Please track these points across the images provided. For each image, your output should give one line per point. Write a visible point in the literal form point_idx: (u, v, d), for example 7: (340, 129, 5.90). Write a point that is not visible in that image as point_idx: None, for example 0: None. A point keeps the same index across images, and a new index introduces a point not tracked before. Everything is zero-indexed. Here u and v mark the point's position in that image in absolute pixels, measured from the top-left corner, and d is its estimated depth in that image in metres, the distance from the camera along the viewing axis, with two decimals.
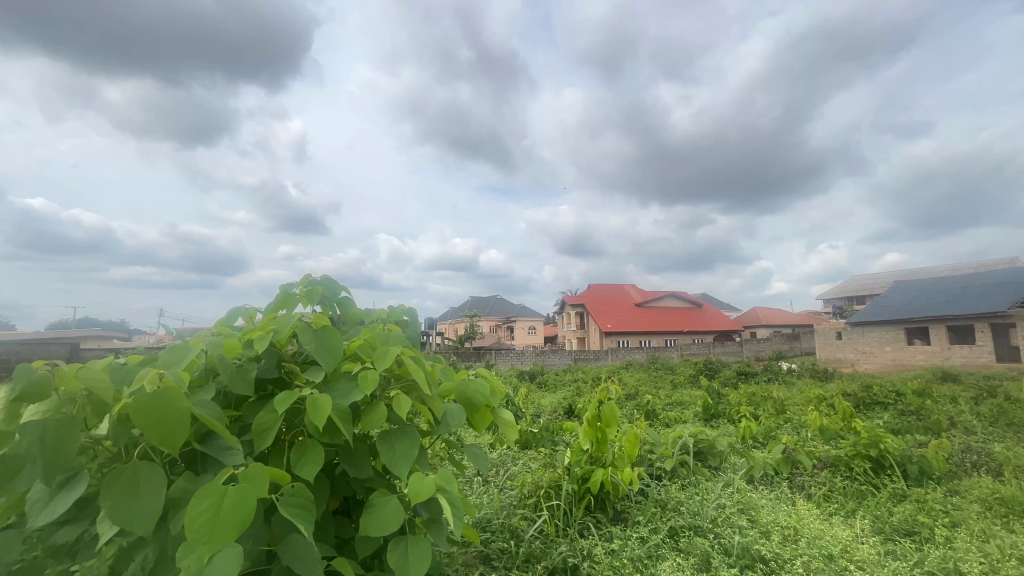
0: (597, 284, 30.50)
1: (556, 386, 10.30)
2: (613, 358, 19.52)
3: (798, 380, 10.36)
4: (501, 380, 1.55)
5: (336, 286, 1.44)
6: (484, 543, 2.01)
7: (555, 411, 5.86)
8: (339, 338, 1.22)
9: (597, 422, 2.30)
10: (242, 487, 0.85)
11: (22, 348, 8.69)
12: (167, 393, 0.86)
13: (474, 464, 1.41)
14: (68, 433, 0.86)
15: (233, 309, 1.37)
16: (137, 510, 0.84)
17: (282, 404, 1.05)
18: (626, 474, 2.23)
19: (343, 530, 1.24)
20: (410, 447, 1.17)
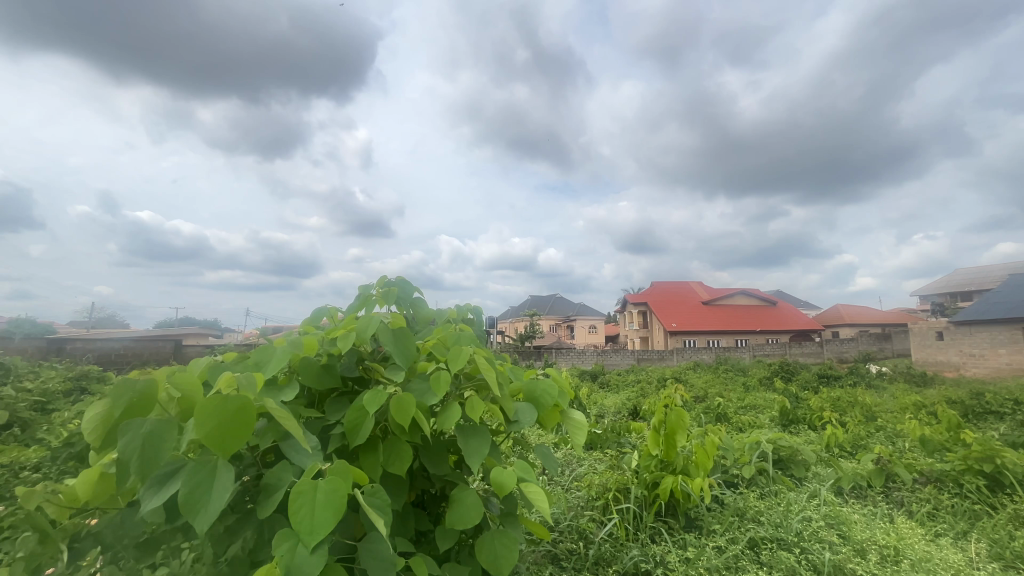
0: (661, 283, 29.47)
1: (619, 387, 10.13)
2: (679, 358, 18.73)
3: (891, 385, 9.43)
4: (569, 379, 1.55)
5: (410, 286, 1.50)
6: (552, 542, 2.02)
7: (620, 412, 5.77)
8: (414, 339, 1.27)
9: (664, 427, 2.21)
10: (331, 481, 0.90)
11: (137, 346, 9.89)
12: (237, 396, 0.89)
13: (545, 463, 1.41)
14: (163, 432, 0.95)
15: (318, 309, 1.47)
16: (204, 504, 0.86)
17: (370, 403, 1.10)
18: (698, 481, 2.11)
19: (422, 523, 1.29)
20: (483, 444, 1.21)
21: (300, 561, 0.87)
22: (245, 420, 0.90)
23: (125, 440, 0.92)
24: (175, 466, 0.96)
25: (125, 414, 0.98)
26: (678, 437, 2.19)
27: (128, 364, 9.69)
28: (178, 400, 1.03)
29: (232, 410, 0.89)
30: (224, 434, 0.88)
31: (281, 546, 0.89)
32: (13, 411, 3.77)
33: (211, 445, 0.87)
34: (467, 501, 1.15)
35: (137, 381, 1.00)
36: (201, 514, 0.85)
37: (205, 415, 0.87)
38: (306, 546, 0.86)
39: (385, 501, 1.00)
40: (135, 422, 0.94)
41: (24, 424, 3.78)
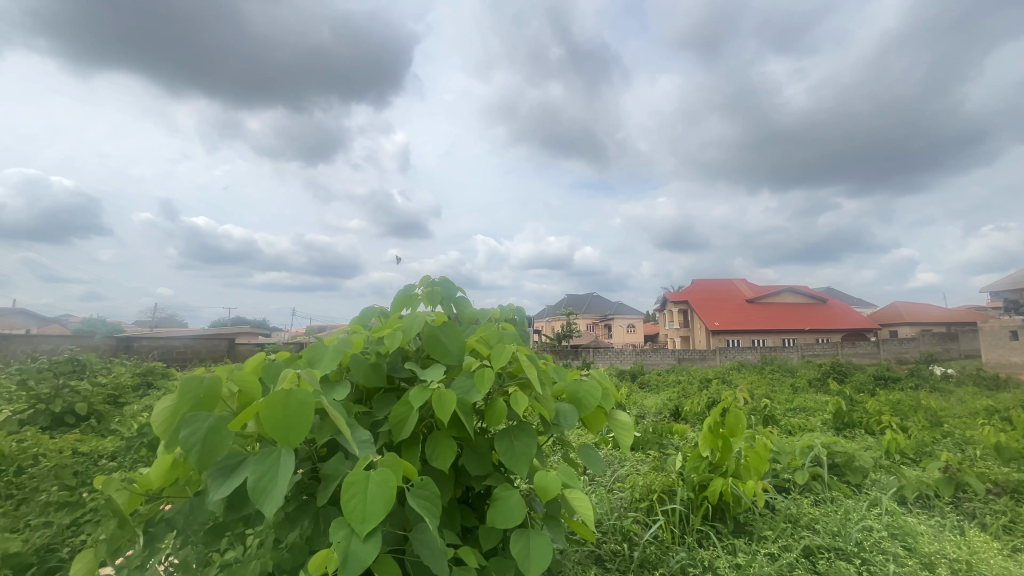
0: (702, 280, 28.63)
1: (660, 386, 9.91)
2: (721, 358, 18.10)
3: (958, 388, 8.79)
4: (614, 381, 1.53)
5: (452, 286, 1.52)
6: (596, 542, 2.00)
7: (662, 413, 5.65)
8: (458, 337, 1.29)
9: (719, 429, 2.13)
10: (382, 473, 0.93)
11: (195, 343, 10.48)
12: (300, 391, 0.94)
13: (590, 465, 1.40)
14: (224, 426, 1.00)
15: (365, 308, 1.52)
16: (269, 492, 0.89)
17: (416, 399, 1.12)
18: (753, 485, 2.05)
19: (468, 519, 1.31)
20: (527, 446, 1.21)
21: (354, 548, 0.89)
22: (308, 415, 0.94)
23: (188, 432, 0.96)
24: (236, 460, 1.01)
25: (191, 408, 1.04)
26: (734, 442, 2.12)
27: (188, 361, 10.29)
28: (238, 395, 1.08)
29: (293, 406, 0.93)
30: (289, 429, 0.93)
31: (335, 534, 0.92)
32: (89, 403, 4.10)
33: (277, 436, 0.92)
34: (509, 501, 1.16)
35: (201, 378, 1.06)
36: (268, 499, 0.88)
37: (270, 410, 0.92)
38: (358, 533, 0.89)
39: (433, 493, 1.02)
40: (200, 416, 0.99)
41: (99, 415, 4.10)
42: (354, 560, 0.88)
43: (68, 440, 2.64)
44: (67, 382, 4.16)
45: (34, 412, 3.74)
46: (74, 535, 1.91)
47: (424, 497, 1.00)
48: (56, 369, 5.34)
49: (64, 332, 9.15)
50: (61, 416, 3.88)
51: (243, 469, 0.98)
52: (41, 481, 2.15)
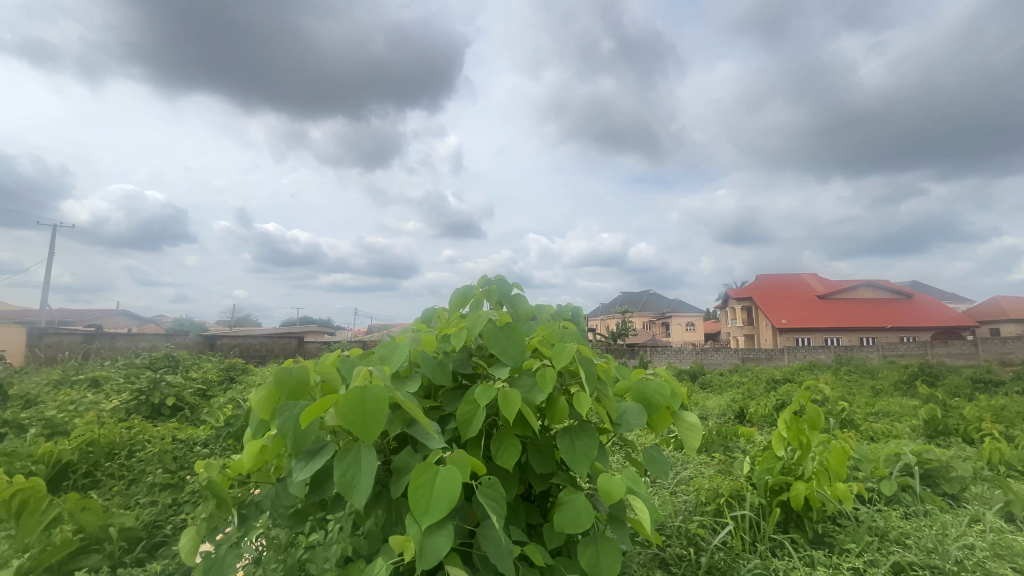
0: (768, 276, 27.03)
1: (723, 387, 9.48)
2: (790, 358, 17.02)
3: None
4: (680, 381, 1.48)
5: (509, 285, 1.54)
6: (662, 546, 1.96)
7: (725, 414, 5.40)
8: (520, 335, 1.29)
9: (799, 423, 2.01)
10: (449, 470, 0.96)
11: (269, 342, 11.25)
12: (373, 388, 0.99)
13: (656, 467, 1.36)
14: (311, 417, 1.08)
15: (428, 308, 1.58)
16: (357, 484, 0.96)
17: (481, 397, 1.15)
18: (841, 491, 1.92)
19: (533, 517, 1.32)
20: (590, 446, 1.20)
21: (424, 540, 0.93)
22: (383, 412, 0.99)
23: (280, 420, 1.07)
24: (321, 443, 1.09)
25: (283, 396, 1.14)
26: (813, 437, 1.99)
27: (263, 358, 11.08)
28: (323, 386, 1.17)
29: (368, 401, 0.98)
30: (365, 424, 0.98)
31: (408, 526, 0.96)
32: (181, 396, 4.50)
33: (355, 431, 0.97)
34: (574, 503, 1.16)
35: (291, 369, 1.16)
36: (356, 492, 0.95)
37: (348, 405, 0.97)
38: (423, 526, 0.91)
39: (501, 492, 1.03)
40: (289, 404, 1.09)
41: (190, 407, 4.51)
42: (428, 552, 0.92)
43: (168, 429, 2.93)
44: (163, 377, 4.61)
45: (137, 402, 4.17)
46: (175, 514, 2.12)
47: (489, 493, 1.01)
48: (154, 365, 5.94)
49: (159, 330, 10.15)
50: (159, 407, 4.29)
51: (325, 455, 1.06)
52: (147, 466, 2.41)
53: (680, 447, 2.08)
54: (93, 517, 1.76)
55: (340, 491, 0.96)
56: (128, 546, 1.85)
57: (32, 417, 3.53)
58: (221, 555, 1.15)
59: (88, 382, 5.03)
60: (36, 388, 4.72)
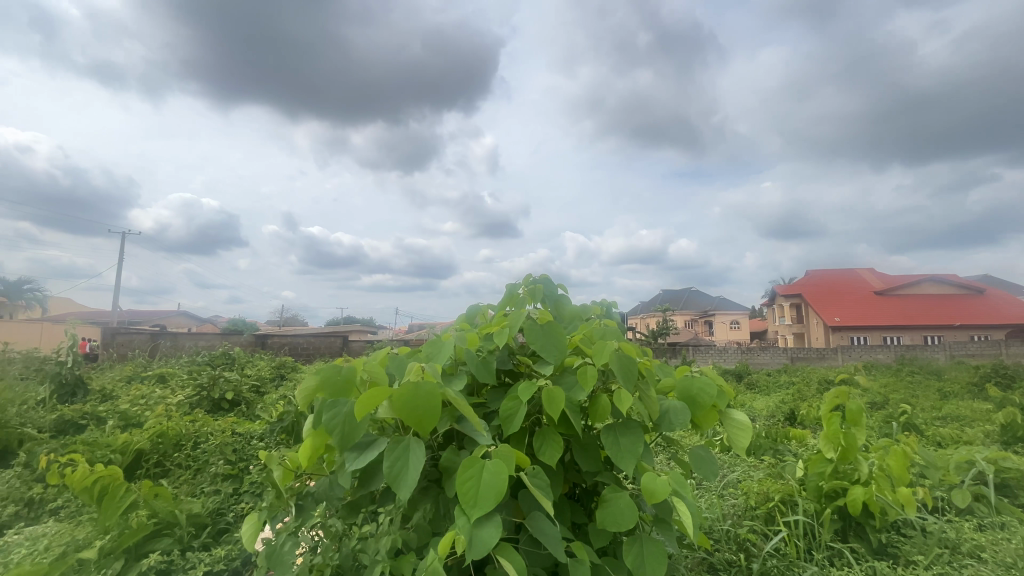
0: (819, 271, 25.69)
1: (771, 388, 9.12)
2: (843, 358, 16.13)
3: None
4: (727, 379, 1.44)
5: (553, 283, 1.54)
6: (710, 551, 1.92)
7: (774, 416, 5.19)
8: (564, 333, 1.30)
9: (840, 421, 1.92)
10: (495, 463, 0.97)
11: (317, 341, 11.70)
12: (426, 383, 1.02)
13: (703, 468, 1.33)
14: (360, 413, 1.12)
15: (471, 307, 1.60)
16: (403, 476, 0.99)
17: (526, 393, 1.15)
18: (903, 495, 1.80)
19: (578, 515, 1.32)
20: (635, 443, 1.18)
21: (473, 532, 0.95)
22: (436, 408, 1.02)
23: (330, 416, 1.10)
24: (370, 437, 1.12)
25: (333, 392, 1.18)
26: (857, 433, 1.91)
27: (311, 356, 11.57)
28: (370, 383, 1.21)
29: (420, 396, 1.02)
30: (417, 418, 1.01)
31: (457, 519, 0.98)
32: (238, 391, 4.76)
33: (408, 424, 1.01)
34: (619, 501, 1.15)
35: (341, 367, 1.21)
36: (403, 484, 0.98)
37: (402, 398, 1.01)
38: (472, 518, 0.94)
39: (547, 481, 1.05)
40: (338, 401, 1.13)
41: (247, 401, 4.77)
42: (477, 543, 0.94)
43: (228, 423, 3.12)
44: (222, 373, 4.90)
45: (200, 397, 4.45)
46: (236, 502, 2.25)
47: (533, 489, 1.02)
48: (214, 362, 6.33)
49: (217, 330, 10.80)
50: (219, 401, 4.56)
51: (376, 448, 1.09)
52: (210, 456, 2.57)
53: (726, 449, 2.02)
54: (164, 503, 1.89)
55: (387, 482, 0.99)
56: (195, 531, 1.98)
57: (109, 409, 3.85)
58: (280, 542, 1.21)
59: (156, 378, 5.42)
60: (111, 383, 5.12)
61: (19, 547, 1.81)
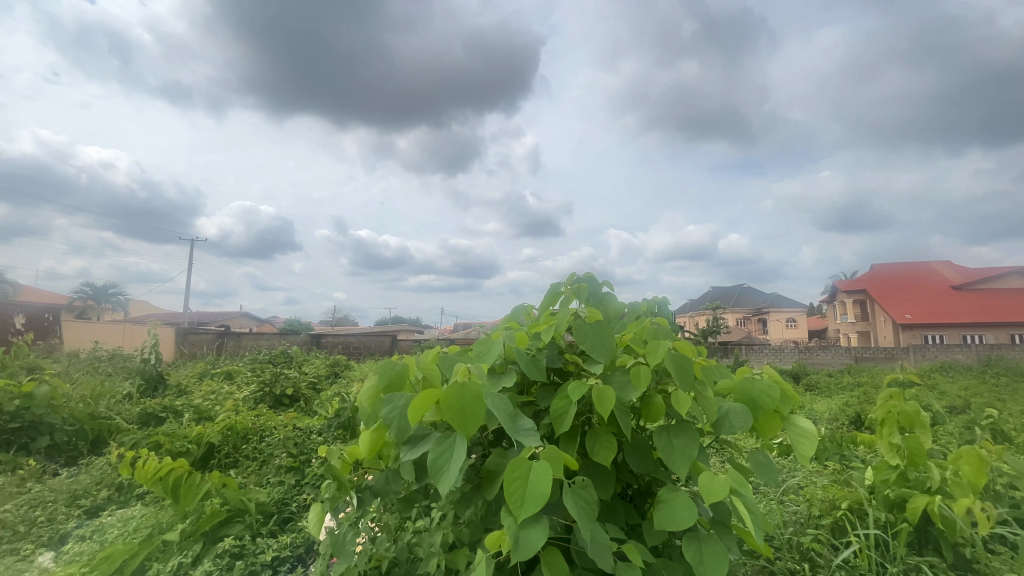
0: (887, 265, 23.94)
1: (832, 389, 8.61)
2: (916, 359, 14.92)
3: None
4: (790, 382, 1.37)
5: (598, 282, 1.52)
6: (771, 560, 1.85)
7: (838, 419, 4.90)
8: (613, 332, 1.28)
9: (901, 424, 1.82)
10: (541, 466, 0.97)
11: (367, 340, 12.14)
12: (471, 385, 1.04)
13: (765, 474, 1.27)
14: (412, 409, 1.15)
15: (517, 307, 1.61)
16: (446, 471, 1.00)
17: (575, 393, 1.14)
18: (961, 505, 1.57)
19: (631, 516, 1.30)
20: (690, 445, 1.15)
21: (520, 534, 0.95)
22: (480, 408, 1.03)
23: (387, 410, 1.14)
24: (422, 434, 1.15)
25: (387, 388, 1.23)
26: (922, 437, 1.79)
27: (362, 354, 12.02)
28: (422, 381, 1.25)
29: (466, 398, 1.03)
30: (463, 417, 1.03)
31: (505, 519, 0.99)
32: (298, 388, 5.02)
33: (454, 423, 1.02)
34: (675, 504, 1.12)
35: (395, 364, 1.26)
36: (446, 480, 0.99)
37: (448, 399, 1.03)
38: (518, 519, 0.94)
39: (593, 496, 1.02)
40: (394, 396, 1.17)
41: (306, 397, 5.02)
42: (523, 544, 0.94)
43: (290, 418, 3.30)
44: (283, 371, 5.17)
45: (263, 393, 4.73)
46: (298, 493, 2.37)
47: (579, 495, 1.02)
48: (274, 361, 6.70)
49: (276, 330, 11.42)
50: (279, 397, 4.83)
51: (427, 444, 1.12)
52: (273, 449, 2.72)
53: (785, 453, 1.94)
54: (234, 492, 2.03)
55: (432, 476, 1.01)
56: (263, 518, 2.11)
57: (184, 404, 4.16)
58: (342, 532, 1.25)
59: (224, 375, 5.81)
60: (185, 379, 5.53)
61: (112, 527, 1.99)
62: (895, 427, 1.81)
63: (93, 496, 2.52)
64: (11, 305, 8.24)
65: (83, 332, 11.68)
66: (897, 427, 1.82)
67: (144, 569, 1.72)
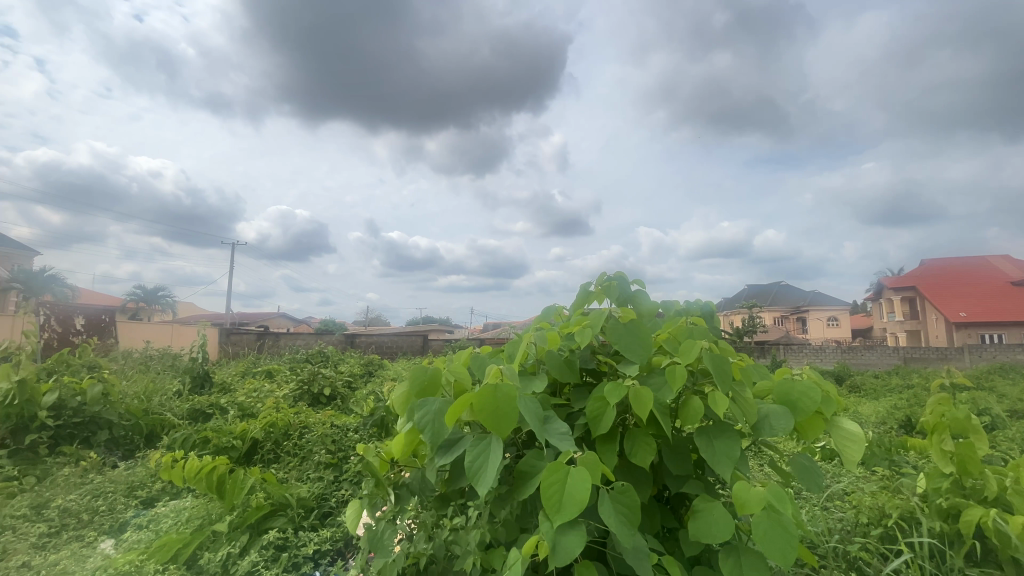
0: (938, 260, 22.62)
1: (879, 391, 8.21)
2: (971, 360, 14.07)
3: None
4: (833, 384, 1.32)
5: (628, 280, 1.50)
6: (815, 568, 1.79)
7: (886, 423, 4.66)
8: (647, 332, 1.26)
9: (952, 431, 1.73)
10: (580, 471, 0.97)
11: (399, 339, 12.36)
12: (504, 387, 1.05)
13: (808, 479, 1.22)
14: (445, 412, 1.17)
15: (547, 308, 1.61)
16: (483, 474, 1.01)
17: (610, 395, 1.14)
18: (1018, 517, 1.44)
19: (668, 521, 1.28)
20: (730, 449, 1.12)
21: (558, 538, 0.96)
22: (515, 410, 1.04)
23: (421, 414, 1.16)
24: (456, 437, 1.17)
25: (420, 392, 1.25)
26: (978, 444, 1.69)
27: (394, 354, 12.25)
28: (454, 384, 1.26)
29: (499, 401, 1.04)
30: (497, 419, 1.04)
31: (542, 523, 0.99)
32: (334, 386, 5.17)
33: (489, 425, 1.04)
34: (713, 513, 1.09)
35: (427, 368, 1.28)
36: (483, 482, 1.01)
37: (482, 401, 1.04)
38: (555, 524, 0.94)
39: (633, 500, 1.02)
40: (427, 400, 1.19)
41: (342, 395, 5.16)
42: (561, 550, 0.94)
43: (327, 416, 3.40)
44: (320, 370, 5.33)
45: (302, 391, 4.89)
46: (336, 489, 2.44)
47: (618, 501, 1.01)
48: (311, 360, 6.91)
49: (312, 330, 11.76)
50: (317, 395, 4.98)
51: (463, 447, 1.14)
52: (313, 446, 2.81)
53: (828, 458, 1.88)
54: (275, 487, 2.11)
55: (469, 478, 1.03)
56: (305, 512, 2.19)
57: (229, 401, 4.34)
58: (380, 529, 1.30)
59: (265, 373, 6.03)
60: (230, 377, 5.77)
61: (166, 517, 2.10)
62: (947, 433, 1.72)
63: (149, 488, 2.67)
64: (72, 307, 8.79)
65: (136, 331, 12.36)
66: (949, 433, 1.72)
67: (197, 558, 1.82)
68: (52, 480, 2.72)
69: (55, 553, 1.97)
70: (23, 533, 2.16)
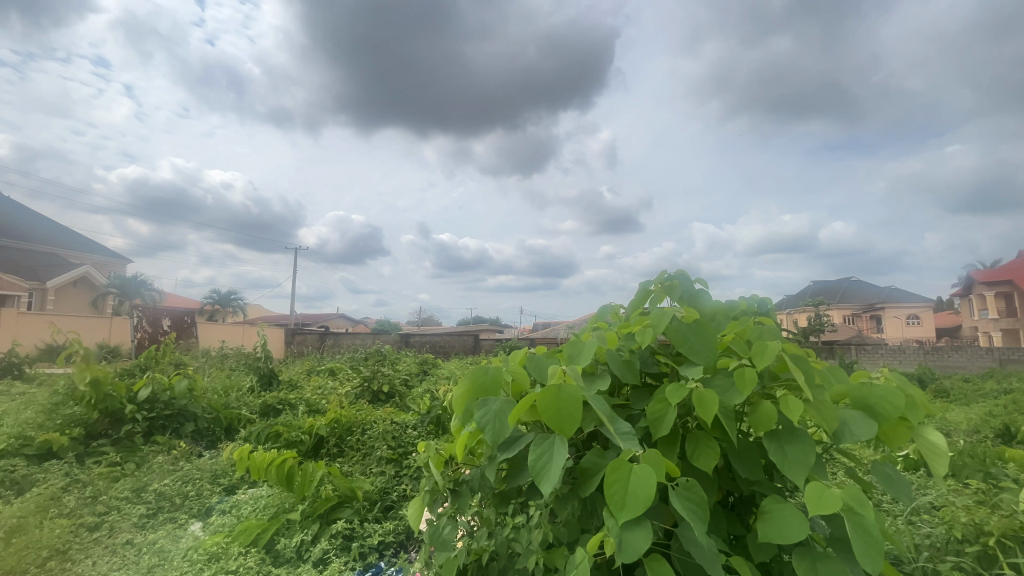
0: None
1: (972, 397, 7.42)
2: None
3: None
4: (919, 389, 1.22)
5: (691, 279, 1.45)
6: None
7: (981, 432, 4.21)
8: (712, 332, 1.22)
9: None
10: (644, 467, 0.96)
11: (452, 338, 12.61)
12: (568, 387, 1.05)
13: (892, 489, 1.13)
14: (507, 411, 1.18)
15: (605, 307, 1.59)
16: (548, 473, 1.02)
17: (672, 396, 1.11)
18: None
19: (735, 527, 1.23)
20: (804, 454, 1.06)
21: (623, 535, 0.95)
22: (578, 411, 1.04)
23: (482, 413, 1.18)
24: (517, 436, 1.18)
25: (480, 392, 1.27)
26: None
27: (447, 353, 12.51)
28: (513, 383, 1.28)
29: (563, 401, 1.05)
30: (561, 419, 1.04)
31: (607, 520, 0.99)
32: (392, 384, 5.35)
33: (552, 425, 1.04)
34: (785, 517, 1.04)
35: (487, 369, 1.30)
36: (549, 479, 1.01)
37: (546, 401, 1.05)
38: (620, 521, 0.93)
39: (701, 497, 0.99)
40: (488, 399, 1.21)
41: (399, 393, 5.34)
42: (627, 546, 0.93)
43: (387, 413, 3.53)
44: (378, 368, 5.54)
45: (362, 389, 5.11)
46: (398, 483, 2.52)
47: (685, 499, 0.98)
48: (370, 358, 7.19)
49: (370, 330, 12.24)
50: (376, 392, 5.18)
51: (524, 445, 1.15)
52: (375, 442, 2.92)
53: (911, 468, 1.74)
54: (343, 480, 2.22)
55: (533, 476, 1.04)
56: (370, 504, 2.29)
57: (296, 397, 4.61)
58: (440, 524, 1.34)
59: (328, 371, 6.35)
60: (297, 375, 6.12)
61: (246, 504, 2.26)
62: None
63: (229, 476, 2.89)
64: (161, 309, 9.67)
65: (213, 331, 13.39)
66: None
67: (274, 543, 1.95)
68: (149, 466, 3.01)
69: (153, 533, 2.19)
70: (127, 513, 2.41)
